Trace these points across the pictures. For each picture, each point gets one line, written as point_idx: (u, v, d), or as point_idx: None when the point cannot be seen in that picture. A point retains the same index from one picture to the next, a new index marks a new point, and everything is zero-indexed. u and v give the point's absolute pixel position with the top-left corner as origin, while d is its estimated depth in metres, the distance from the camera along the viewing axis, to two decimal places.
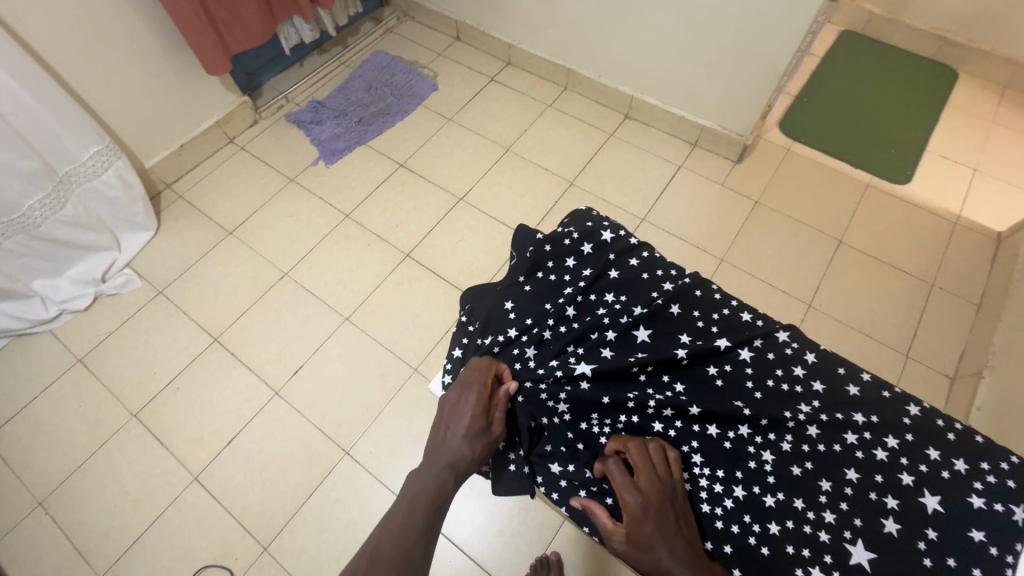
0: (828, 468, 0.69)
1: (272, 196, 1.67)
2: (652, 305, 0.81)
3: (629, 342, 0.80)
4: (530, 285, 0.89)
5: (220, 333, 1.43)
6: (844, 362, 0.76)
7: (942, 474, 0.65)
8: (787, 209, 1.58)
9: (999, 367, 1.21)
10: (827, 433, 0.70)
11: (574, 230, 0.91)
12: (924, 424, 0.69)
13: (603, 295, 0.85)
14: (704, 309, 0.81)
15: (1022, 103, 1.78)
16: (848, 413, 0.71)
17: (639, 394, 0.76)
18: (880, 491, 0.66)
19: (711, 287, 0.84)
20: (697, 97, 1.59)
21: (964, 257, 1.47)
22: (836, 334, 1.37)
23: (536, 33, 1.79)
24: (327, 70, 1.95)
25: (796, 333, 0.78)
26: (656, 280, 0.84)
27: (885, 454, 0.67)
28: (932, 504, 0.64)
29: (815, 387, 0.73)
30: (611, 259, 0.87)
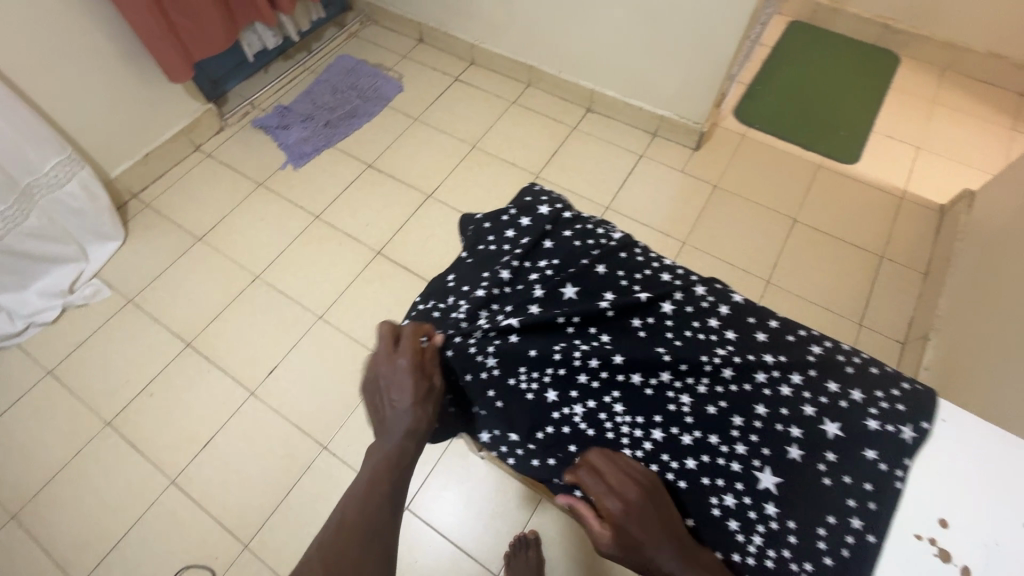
0: (739, 404, 0.62)
1: (242, 201, 1.68)
2: (580, 266, 0.76)
3: (554, 299, 0.74)
4: (473, 260, 0.86)
5: (193, 338, 1.43)
6: (755, 309, 0.72)
7: (865, 413, 0.59)
8: (745, 191, 1.64)
9: (945, 330, 1.28)
10: (744, 372, 0.64)
11: (512, 206, 0.89)
12: (828, 358, 0.64)
13: (535, 260, 0.80)
14: (627, 267, 0.76)
15: (961, 83, 1.88)
16: (758, 354, 0.65)
17: (561, 350, 0.69)
18: (786, 422, 0.60)
19: (635, 248, 0.79)
20: (654, 88, 1.65)
21: (911, 229, 1.55)
22: (794, 308, 1.43)
23: (498, 32, 1.83)
24: (292, 76, 1.96)
25: (715, 285, 0.74)
26: (589, 243, 0.80)
27: (793, 388, 0.62)
28: (834, 431, 0.59)
29: (728, 333, 0.68)
30: (547, 228, 0.83)
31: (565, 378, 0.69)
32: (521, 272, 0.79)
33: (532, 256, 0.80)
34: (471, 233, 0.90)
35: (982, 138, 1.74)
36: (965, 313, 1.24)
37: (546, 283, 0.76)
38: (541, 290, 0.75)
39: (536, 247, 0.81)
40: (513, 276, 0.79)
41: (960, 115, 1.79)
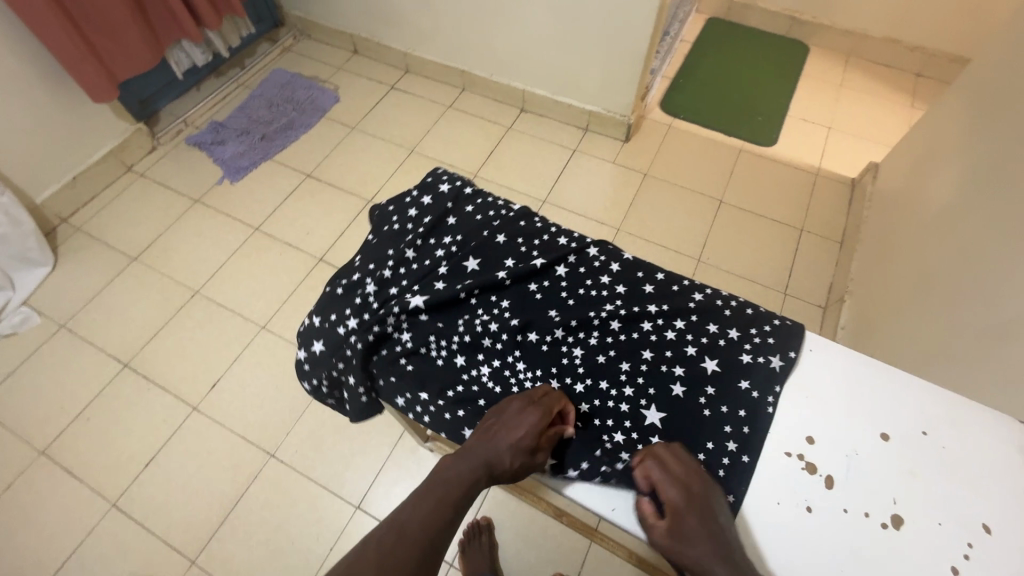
0: (629, 352, 0.76)
1: (177, 218, 1.66)
2: (482, 238, 0.89)
3: (460, 273, 0.85)
4: (376, 238, 0.94)
5: (130, 359, 1.40)
6: (643, 266, 0.86)
7: (720, 342, 0.76)
8: (673, 177, 1.73)
9: (858, 291, 1.37)
10: (626, 321, 0.79)
11: (414, 188, 0.98)
12: (706, 305, 0.80)
13: (440, 237, 0.90)
14: (526, 238, 0.89)
15: (864, 67, 2.02)
16: (643, 306, 0.80)
17: (469, 320, 0.81)
18: (670, 363, 0.75)
19: (534, 218, 0.93)
20: (580, 85, 1.72)
21: (826, 202, 1.66)
22: (724, 282, 1.51)
23: (428, 39, 1.88)
24: (226, 92, 1.96)
25: (603, 248, 0.88)
26: (493, 219, 0.92)
27: (673, 334, 0.77)
28: (712, 366, 0.74)
29: (618, 290, 0.82)
30: (449, 207, 0.94)
31: (478, 342, 0.79)
32: (430, 249, 0.89)
33: (438, 233, 0.91)
34: (377, 217, 0.98)
35: (885, 115, 1.87)
36: (873, 273, 1.33)
37: (452, 259, 0.87)
38: (452, 266, 0.86)
39: (439, 225, 0.92)
40: (421, 252, 0.88)
41: (865, 95, 1.93)
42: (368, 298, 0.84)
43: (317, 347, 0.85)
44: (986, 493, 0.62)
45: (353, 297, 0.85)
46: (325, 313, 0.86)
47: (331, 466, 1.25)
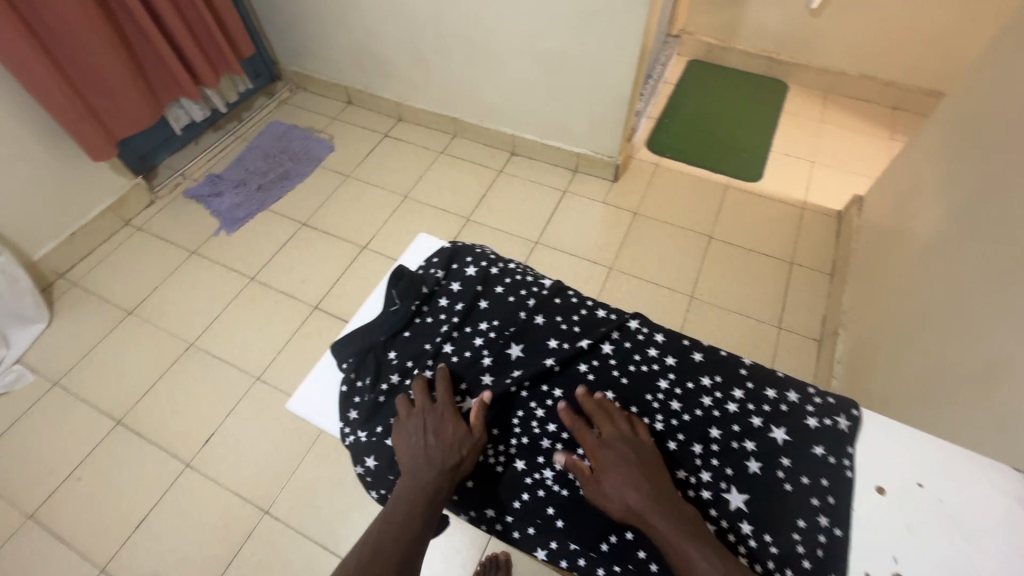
0: (696, 431, 0.72)
1: (174, 270, 1.68)
2: (521, 322, 0.84)
3: (505, 362, 0.81)
4: (410, 332, 0.86)
5: (123, 415, 1.39)
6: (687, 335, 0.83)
7: (783, 408, 0.74)
8: (662, 215, 1.76)
9: (851, 323, 1.37)
10: (689, 398, 0.75)
11: (439, 269, 0.92)
12: (758, 371, 0.78)
13: (476, 323, 0.85)
14: (566, 315, 0.85)
15: (841, 103, 2.09)
16: (697, 378, 0.77)
17: (526, 412, 0.76)
18: (739, 438, 0.71)
19: (568, 293, 0.88)
20: (567, 129, 1.77)
21: (814, 235, 1.68)
22: (718, 319, 1.52)
23: (419, 90, 1.94)
24: (224, 145, 2.01)
25: (644, 320, 0.83)
26: (529, 296, 0.87)
27: (735, 406, 0.74)
28: (780, 436, 0.71)
29: (668, 362, 0.79)
30: (479, 291, 0.88)
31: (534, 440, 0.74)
32: (469, 337, 0.84)
33: (474, 317, 0.86)
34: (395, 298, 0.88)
35: (865, 148, 1.93)
36: (865, 306, 1.34)
37: (494, 347, 0.82)
38: (497, 353, 0.81)
39: (473, 310, 0.86)
40: (461, 340, 0.84)
41: (845, 130, 1.99)
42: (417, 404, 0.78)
43: (373, 462, 0.76)
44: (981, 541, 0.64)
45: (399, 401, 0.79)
46: (371, 424, 0.78)
47: (327, 522, 1.22)
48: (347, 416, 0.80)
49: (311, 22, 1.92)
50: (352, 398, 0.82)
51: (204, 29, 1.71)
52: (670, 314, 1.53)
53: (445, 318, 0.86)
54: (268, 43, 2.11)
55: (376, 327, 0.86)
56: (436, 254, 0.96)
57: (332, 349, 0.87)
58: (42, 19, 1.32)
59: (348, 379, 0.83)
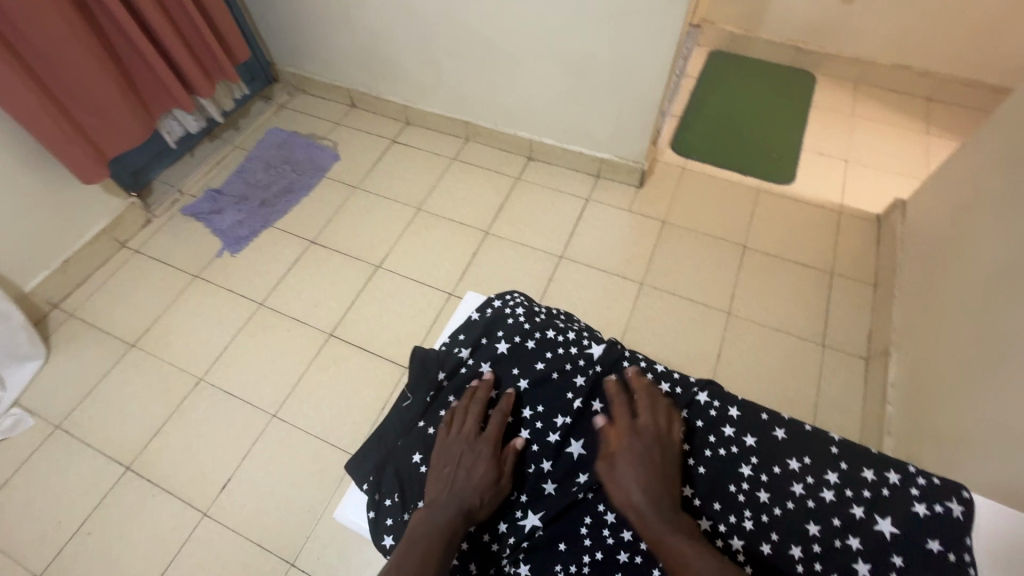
0: (794, 532, 0.76)
1: (176, 297, 1.57)
2: (569, 409, 0.89)
3: (568, 461, 0.86)
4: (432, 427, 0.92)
5: (133, 460, 1.31)
6: (766, 409, 0.88)
7: (884, 492, 0.78)
8: (693, 223, 1.66)
9: (904, 343, 1.29)
10: (779, 488, 0.80)
11: (467, 355, 0.98)
12: (849, 450, 0.83)
13: (518, 411, 0.91)
14: (624, 393, 0.90)
15: (873, 95, 1.98)
16: (786, 464, 0.82)
17: (595, 517, 0.81)
18: (841, 535, 0.75)
19: (620, 366, 0.93)
20: (590, 133, 1.66)
21: (853, 242, 1.60)
22: (758, 337, 1.44)
23: (428, 92, 1.82)
24: (221, 156, 1.89)
25: (714, 393, 0.89)
26: (575, 372, 0.92)
27: (831, 495, 0.79)
28: (888, 528, 0.75)
29: (749, 443, 0.84)
30: (516, 372, 0.94)
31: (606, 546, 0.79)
32: (515, 426, 0.90)
33: (516, 403, 0.92)
34: (417, 386, 0.97)
35: (901, 145, 1.83)
36: (920, 325, 1.26)
37: (542, 439, 0.88)
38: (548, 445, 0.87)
39: (519, 394, 0.92)
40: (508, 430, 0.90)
41: (878, 125, 1.89)
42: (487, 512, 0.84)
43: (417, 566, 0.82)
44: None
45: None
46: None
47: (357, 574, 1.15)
48: (383, 544, 0.85)
49: (311, 23, 1.79)
50: (384, 521, 0.86)
51: (197, 36, 1.59)
52: (707, 333, 1.45)
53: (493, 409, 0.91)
54: (264, 44, 1.98)
55: (394, 428, 0.95)
56: (459, 330, 1.04)
57: (348, 469, 0.94)
58: (22, 35, 1.20)
59: (374, 499, 0.88)
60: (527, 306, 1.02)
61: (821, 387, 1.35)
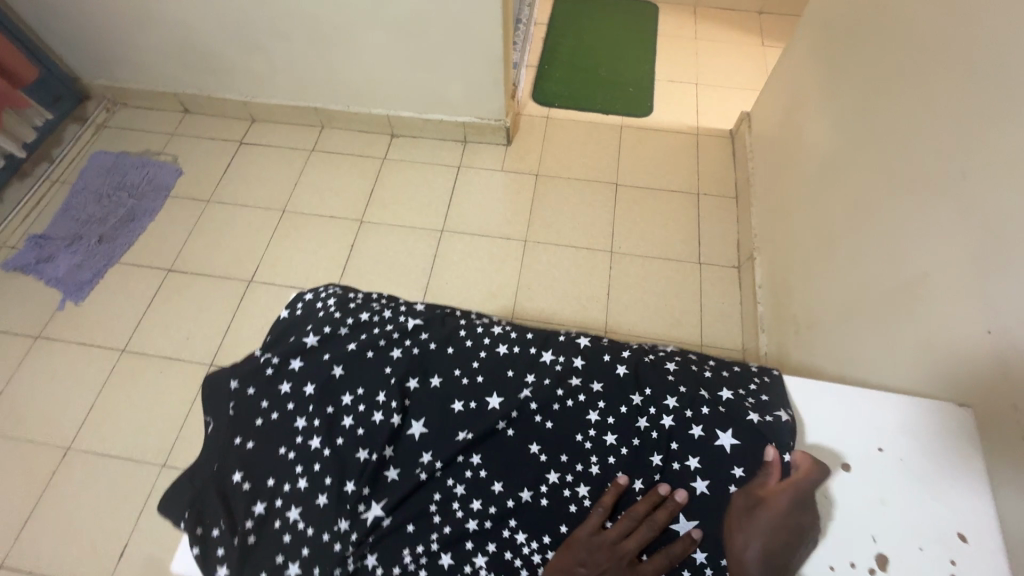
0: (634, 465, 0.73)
1: (18, 365, 1.38)
2: (391, 388, 0.80)
3: (409, 444, 0.78)
4: (252, 441, 0.80)
5: (5, 556, 1.16)
6: (611, 346, 0.85)
7: (720, 410, 0.74)
8: (565, 171, 1.67)
9: (764, 246, 1.39)
10: (625, 423, 0.75)
11: (275, 354, 0.85)
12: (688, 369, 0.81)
13: (338, 399, 0.81)
14: (461, 363, 0.83)
15: (713, 15, 2.06)
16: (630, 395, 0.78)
17: (445, 492, 0.74)
18: (682, 456, 0.72)
19: (461, 334, 0.86)
20: (445, 99, 1.60)
21: (713, 160, 1.68)
22: (642, 268, 1.50)
23: (265, 83, 1.67)
24: (39, 195, 1.64)
25: (564, 345, 0.85)
26: (392, 345, 0.84)
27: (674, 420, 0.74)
28: (728, 441, 0.71)
29: (596, 387, 0.79)
30: (327, 358, 0.84)
31: (457, 518, 0.73)
32: (338, 417, 0.79)
33: (335, 394, 0.81)
34: (216, 395, 0.85)
35: (743, 60, 1.93)
36: (774, 226, 1.35)
37: (383, 429, 0.78)
38: (377, 428, 0.78)
39: (334, 385, 0.82)
40: (329, 425, 0.79)
41: (720, 44, 1.98)
42: (293, 519, 0.74)
43: None
44: (962, 493, 0.65)
45: (274, 532, 0.74)
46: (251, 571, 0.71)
47: None
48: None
49: (107, 25, 1.57)
50: (212, 554, 0.72)
51: None
52: (595, 275, 1.49)
53: (317, 410, 0.80)
54: (58, 56, 1.71)
55: (206, 455, 0.80)
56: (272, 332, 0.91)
57: (161, 513, 0.77)
58: None
59: (195, 535, 0.73)
60: (342, 295, 0.93)
61: (703, 302, 1.43)
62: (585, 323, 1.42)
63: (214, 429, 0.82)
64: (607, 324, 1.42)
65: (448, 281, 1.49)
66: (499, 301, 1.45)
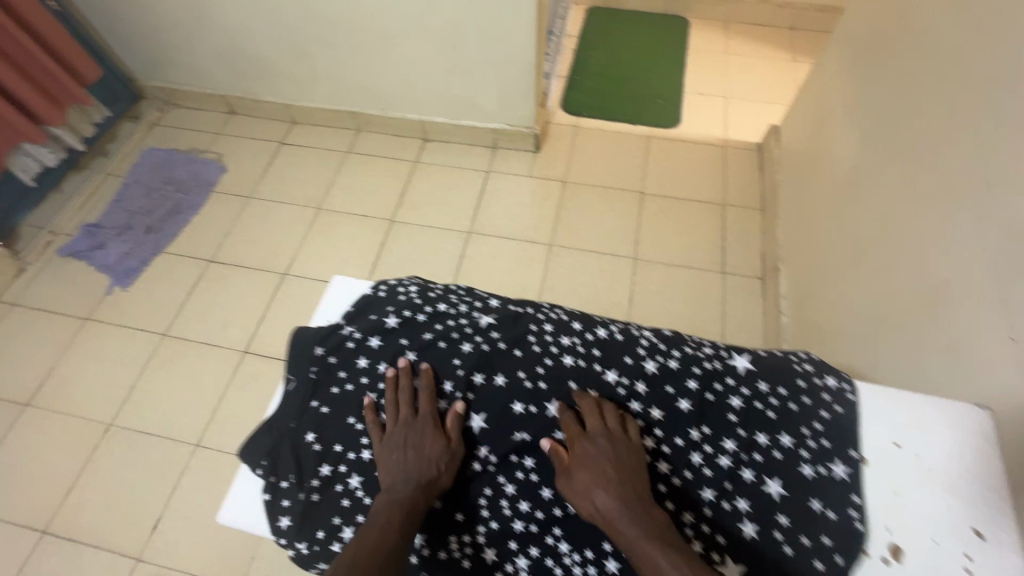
0: (708, 475, 0.68)
1: (68, 345, 1.46)
2: (459, 380, 0.77)
3: (467, 436, 0.75)
4: (327, 407, 0.79)
5: (49, 523, 1.22)
6: (708, 348, 0.79)
7: (774, 455, 0.69)
8: (592, 179, 1.70)
9: (790, 257, 1.39)
10: (715, 423, 0.71)
11: (354, 329, 0.82)
12: (789, 378, 0.75)
13: (408, 381, 0.79)
14: (526, 365, 0.77)
15: (743, 31, 2.08)
16: (719, 401, 0.73)
17: (494, 488, 0.73)
18: (757, 471, 0.68)
19: (544, 327, 0.81)
20: (478, 106, 1.66)
21: (740, 172, 1.69)
22: (665, 276, 1.51)
23: (307, 87, 1.76)
24: (93, 187, 1.75)
25: (655, 343, 0.78)
26: (463, 339, 0.80)
27: (762, 436, 0.70)
28: (809, 470, 0.67)
29: (687, 388, 0.73)
30: (403, 343, 0.81)
31: (503, 515, 0.71)
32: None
33: (403, 376, 0.79)
34: (298, 352, 0.82)
35: (773, 75, 1.94)
36: (801, 237, 1.35)
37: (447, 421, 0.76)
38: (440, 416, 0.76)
39: (405, 369, 0.80)
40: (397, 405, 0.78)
41: (750, 60, 1.99)
42: (353, 486, 0.74)
43: (326, 564, 0.71)
44: (975, 492, 0.64)
45: (335, 495, 0.74)
46: (308, 533, 0.71)
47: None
48: (277, 526, 0.71)
49: (166, 30, 1.67)
50: (279, 502, 0.73)
51: (34, 63, 1.45)
52: (618, 281, 1.51)
53: (386, 389, 0.78)
54: (118, 58, 1.83)
55: (283, 413, 0.79)
56: (353, 304, 0.87)
57: (240, 456, 0.76)
58: None
59: (268, 483, 0.73)
60: (422, 282, 0.89)
61: (725, 311, 1.44)
62: None
63: (293, 388, 0.80)
64: None
65: (474, 281, 1.53)
66: None
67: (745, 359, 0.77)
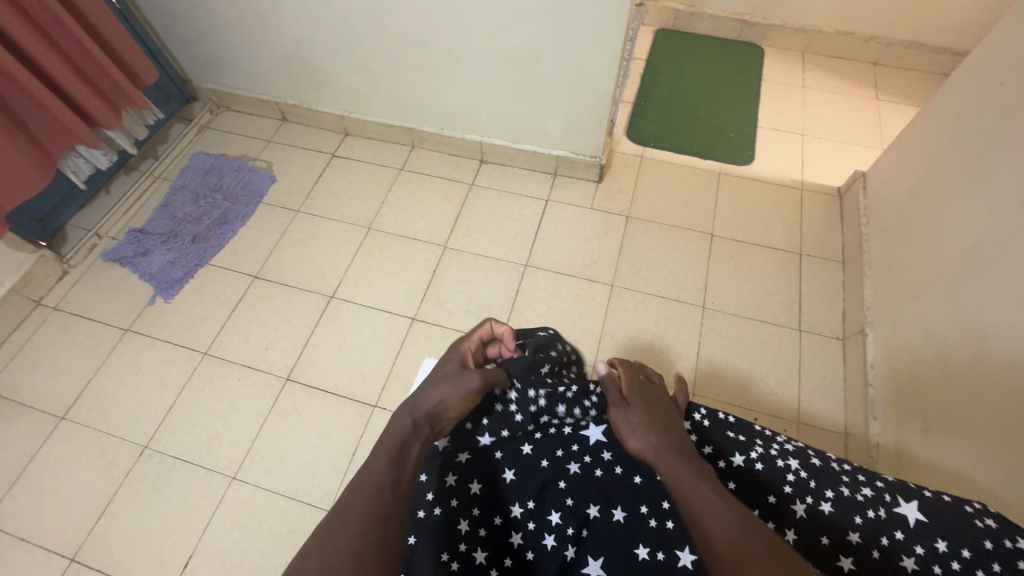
0: None
1: (107, 356, 1.41)
2: (574, 513, 0.78)
3: None
4: (417, 535, 0.76)
5: (77, 550, 1.17)
6: (862, 484, 0.74)
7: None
8: (658, 215, 1.60)
9: (879, 322, 1.27)
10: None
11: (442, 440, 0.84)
12: (955, 530, 0.68)
13: (509, 509, 0.79)
14: (648, 500, 0.77)
15: (822, 63, 1.96)
16: (888, 560, 0.69)
17: None
18: None
19: None
20: (542, 132, 1.57)
21: (819, 218, 1.58)
22: (734, 329, 1.40)
23: (364, 100, 1.69)
24: (142, 190, 1.70)
25: (801, 477, 0.75)
26: (569, 459, 0.82)
27: None
28: None
29: (845, 544, 0.71)
30: (500, 458, 0.83)
31: None
32: (505, 531, 0.78)
33: (505, 503, 0.80)
34: None
35: (854, 115, 1.82)
36: (894, 303, 1.24)
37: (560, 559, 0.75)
38: (549, 554, 0.76)
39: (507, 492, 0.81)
40: (496, 541, 0.77)
41: (829, 95, 1.87)
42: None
43: None
44: None
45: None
46: None
47: None
48: None
49: (226, 35, 1.62)
50: None
51: (92, 64, 1.40)
52: (683, 330, 1.41)
53: (484, 517, 0.79)
54: (175, 59, 1.79)
55: None
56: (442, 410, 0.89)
57: None
58: None
59: None
60: None
61: (802, 374, 1.33)
62: (671, 383, 1.33)
63: None
64: (695, 386, 1.33)
65: (528, 319, 1.44)
66: (581, 347, 1.39)
67: (913, 506, 0.71)
